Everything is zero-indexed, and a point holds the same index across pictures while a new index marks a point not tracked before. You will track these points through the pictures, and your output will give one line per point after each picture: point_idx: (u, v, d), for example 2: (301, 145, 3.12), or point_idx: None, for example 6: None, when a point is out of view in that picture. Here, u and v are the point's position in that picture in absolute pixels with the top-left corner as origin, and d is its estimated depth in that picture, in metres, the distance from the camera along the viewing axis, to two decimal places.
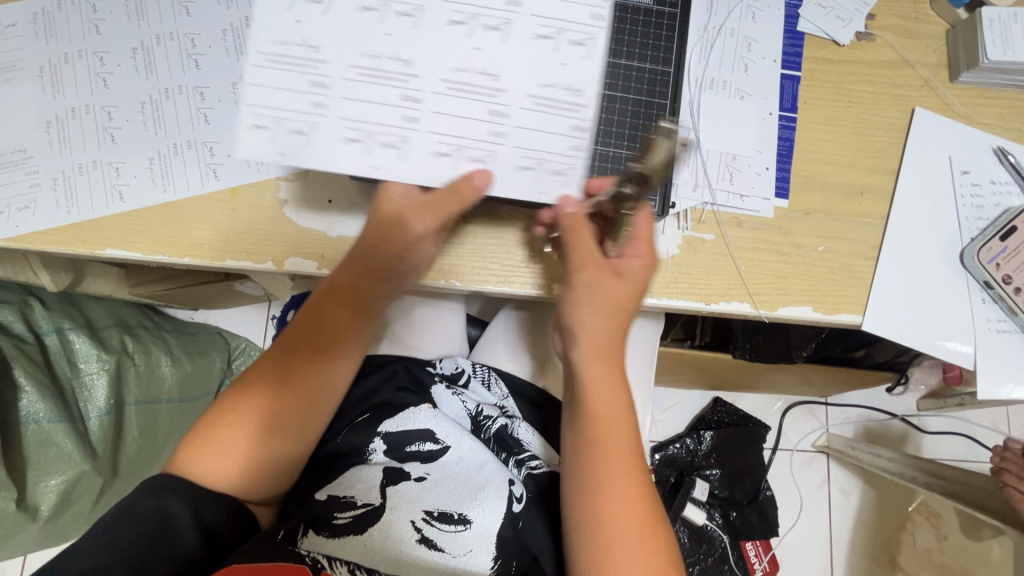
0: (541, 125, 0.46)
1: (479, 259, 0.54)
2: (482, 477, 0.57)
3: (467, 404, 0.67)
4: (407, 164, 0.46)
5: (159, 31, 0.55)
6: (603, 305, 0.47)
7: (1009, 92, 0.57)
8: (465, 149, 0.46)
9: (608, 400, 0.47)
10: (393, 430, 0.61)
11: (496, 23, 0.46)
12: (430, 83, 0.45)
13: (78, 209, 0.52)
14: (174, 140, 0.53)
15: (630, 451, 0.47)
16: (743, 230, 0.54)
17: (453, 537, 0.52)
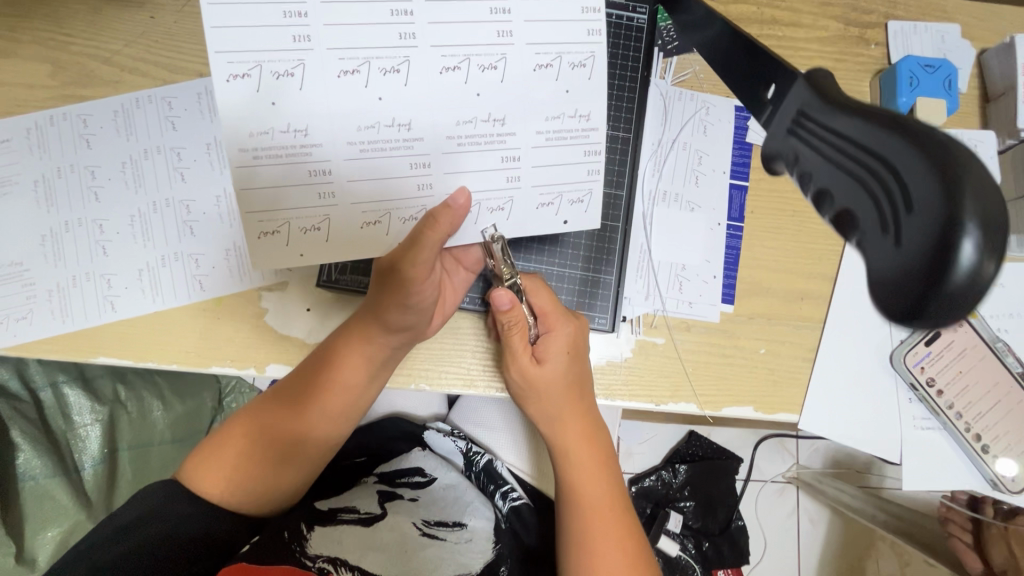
0: (551, 156, 0.50)
1: (442, 366, 0.59)
2: (463, 493, 0.76)
3: (458, 444, 0.85)
4: None
5: (147, 146, 0.59)
6: (558, 390, 0.54)
7: None
8: (484, 202, 0.50)
9: (579, 475, 0.55)
10: (386, 470, 0.78)
11: (491, 60, 0.46)
12: (436, 144, 0.47)
13: (72, 319, 0.55)
14: (162, 252, 0.57)
15: (612, 509, 0.53)
16: (691, 334, 0.58)
17: (451, 531, 0.67)
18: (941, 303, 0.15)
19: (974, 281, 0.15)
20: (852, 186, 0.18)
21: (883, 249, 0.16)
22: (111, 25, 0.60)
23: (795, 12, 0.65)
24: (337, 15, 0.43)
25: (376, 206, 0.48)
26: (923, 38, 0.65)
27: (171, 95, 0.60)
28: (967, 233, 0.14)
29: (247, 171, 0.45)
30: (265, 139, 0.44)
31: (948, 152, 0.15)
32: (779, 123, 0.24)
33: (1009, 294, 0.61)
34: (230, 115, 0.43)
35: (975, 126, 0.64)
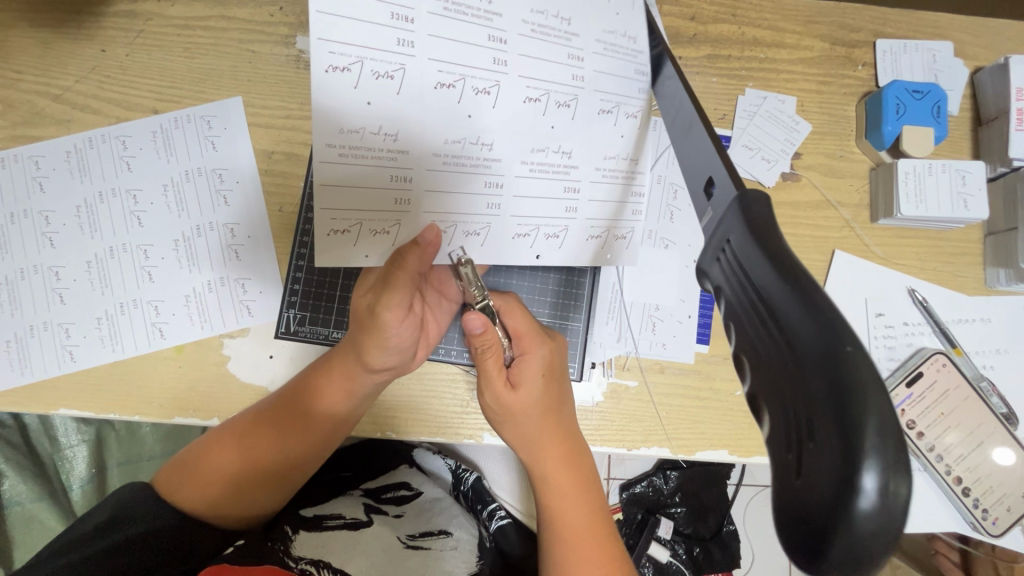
0: (606, 193, 0.50)
1: (413, 412, 0.57)
2: (448, 508, 0.74)
3: (449, 460, 0.86)
4: (491, 251, 0.49)
5: (101, 189, 0.57)
6: (538, 412, 0.51)
7: (928, 231, 0.59)
8: (542, 229, 0.50)
9: (558, 496, 0.52)
10: (371, 485, 0.75)
11: (566, 98, 0.46)
12: (512, 167, 0.47)
13: (31, 370, 0.54)
14: (120, 299, 0.56)
15: (591, 531, 0.51)
16: (665, 376, 0.57)
17: (438, 541, 0.65)
18: (842, 548, 0.15)
19: (881, 528, 0.15)
20: (778, 383, 0.17)
21: (788, 476, 0.17)
22: (62, 60, 0.58)
23: (778, 31, 0.62)
24: (441, 26, 0.41)
25: (444, 216, 0.47)
26: (914, 58, 0.61)
27: (124, 134, 0.57)
28: (868, 481, 0.15)
29: (330, 168, 0.42)
30: (354, 138, 0.41)
31: (851, 383, 0.15)
32: (710, 243, 0.23)
33: (997, 329, 0.59)
34: (325, 108, 0.40)
35: (966, 151, 0.61)
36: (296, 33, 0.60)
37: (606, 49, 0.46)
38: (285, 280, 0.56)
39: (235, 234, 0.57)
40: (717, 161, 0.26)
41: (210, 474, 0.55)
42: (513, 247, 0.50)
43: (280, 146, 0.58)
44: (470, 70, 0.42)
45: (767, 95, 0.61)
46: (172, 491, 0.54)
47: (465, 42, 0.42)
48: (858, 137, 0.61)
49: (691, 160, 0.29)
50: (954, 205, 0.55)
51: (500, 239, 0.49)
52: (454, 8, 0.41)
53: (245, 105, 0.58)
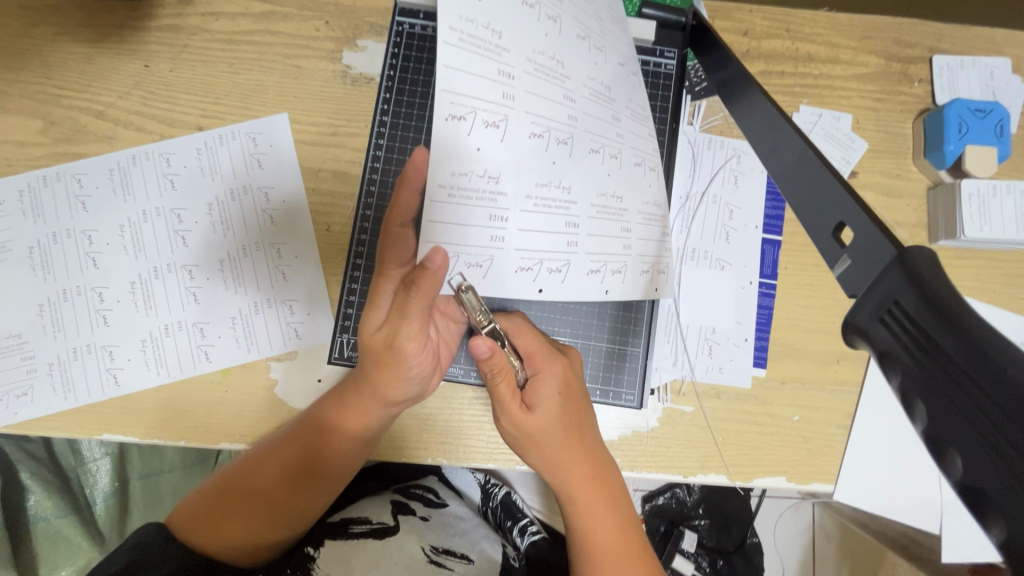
0: (651, 231, 0.52)
1: (463, 437, 0.55)
2: (474, 530, 0.72)
3: (478, 475, 0.85)
4: (569, 287, 0.50)
5: (145, 208, 0.55)
6: (557, 431, 0.49)
7: (988, 252, 0.58)
8: (610, 264, 0.51)
9: (588, 512, 0.50)
10: (400, 486, 0.75)
11: (615, 149, 0.50)
12: (585, 208, 0.49)
13: (75, 394, 0.53)
14: (165, 321, 0.54)
15: (626, 549, 0.49)
16: (721, 401, 0.55)
17: (457, 562, 0.63)
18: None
19: None
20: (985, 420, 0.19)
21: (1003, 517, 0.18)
22: (104, 75, 0.57)
23: (833, 47, 0.61)
24: (532, 84, 0.45)
25: (531, 255, 0.48)
26: (972, 75, 0.60)
27: (169, 151, 0.56)
28: None
29: (434, 206, 0.44)
30: (463, 180, 0.44)
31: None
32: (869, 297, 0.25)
33: None
34: (442, 153, 0.42)
35: None
36: (342, 47, 0.58)
37: (636, 113, 0.52)
38: (338, 303, 0.55)
39: (282, 254, 0.56)
40: (857, 213, 0.25)
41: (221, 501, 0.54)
42: (506, 282, 0.48)
43: (326, 164, 0.57)
44: (550, 125, 0.46)
45: (822, 113, 0.60)
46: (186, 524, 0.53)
47: (540, 97, 0.46)
48: (915, 156, 0.59)
49: (810, 203, 0.28)
50: (1018, 226, 0.54)
51: (502, 272, 0.48)
52: (539, 69, 0.46)
53: (290, 122, 0.57)
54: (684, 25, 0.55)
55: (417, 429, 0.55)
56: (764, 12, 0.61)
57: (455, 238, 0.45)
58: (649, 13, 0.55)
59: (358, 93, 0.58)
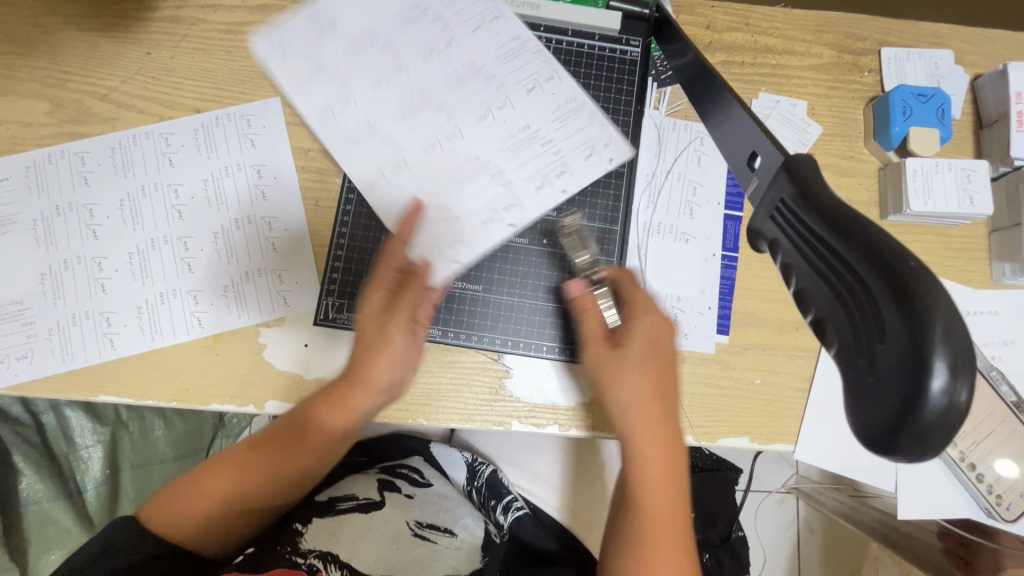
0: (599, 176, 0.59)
1: (443, 401, 0.57)
2: (457, 508, 0.73)
3: (464, 453, 0.80)
4: (524, 217, 0.58)
5: (144, 183, 0.59)
6: (639, 374, 0.51)
7: (935, 228, 0.62)
8: (562, 201, 0.59)
9: (644, 462, 0.51)
10: (386, 465, 0.76)
11: (558, 110, 0.60)
12: (530, 153, 0.59)
13: (73, 357, 0.56)
14: (161, 289, 0.58)
15: (670, 506, 0.50)
16: (687, 365, 0.59)
17: (442, 537, 0.67)
18: (912, 436, 0.19)
19: (947, 408, 0.18)
20: (834, 305, 0.21)
21: (861, 371, 0.20)
22: (108, 61, 0.61)
23: (789, 40, 0.66)
24: (485, 80, 0.61)
25: (487, 191, 0.58)
26: (917, 65, 0.65)
27: (168, 132, 0.60)
28: (937, 381, 0.18)
29: (408, 162, 0.59)
30: (431, 144, 0.59)
31: (927, 298, 0.18)
32: (764, 204, 0.26)
33: (1004, 321, 0.61)
34: (413, 129, 0.59)
35: (969, 153, 0.64)
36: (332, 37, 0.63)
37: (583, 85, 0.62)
38: (324, 270, 0.59)
39: (273, 228, 0.59)
40: (762, 140, 0.29)
41: (198, 500, 0.55)
42: (441, 244, 0.57)
43: (317, 144, 0.61)
44: (466, 125, 0.60)
45: (779, 99, 0.64)
46: (158, 522, 0.54)
47: (458, 106, 0.60)
48: (866, 139, 0.64)
49: (736, 141, 0.32)
50: (959, 201, 0.58)
51: (468, 208, 0.58)
52: (491, 70, 0.61)
53: (283, 106, 0.61)
54: (646, 17, 0.62)
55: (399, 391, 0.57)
56: (725, 8, 0.65)
57: (426, 181, 0.58)
58: (615, 6, 0.63)
59: None
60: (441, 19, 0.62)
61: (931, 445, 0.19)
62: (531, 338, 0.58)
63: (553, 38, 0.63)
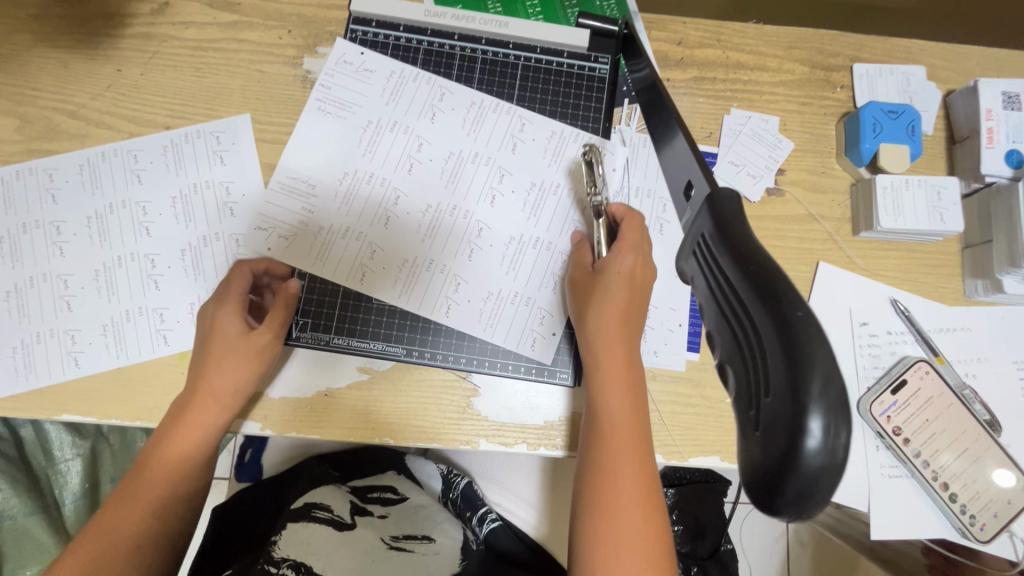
0: (556, 206, 0.61)
1: (410, 418, 0.56)
2: (434, 516, 0.75)
3: (440, 466, 0.82)
4: (490, 256, 0.60)
5: (112, 200, 0.59)
6: (611, 305, 0.51)
7: (907, 244, 0.62)
8: (527, 238, 0.60)
9: (607, 385, 0.50)
10: (359, 485, 0.76)
11: (509, 145, 0.62)
12: (490, 191, 0.61)
13: (37, 375, 0.55)
14: (126, 306, 0.57)
15: (632, 432, 0.49)
16: (657, 383, 0.58)
17: (421, 546, 0.67)
18: (795, 487, 0.20)
19: (825, 463, 0.19)
20: (734, 352, 0.23)
21: (749, 426, 0.22)
22: (79, 78, 0.61)
23: (760, 56, 0.66)
24: (426, 126, 0.61)
25: (449, 235, 0.60)
26: (889, 81, 0.65)
27: (137, 148, 0.60)
28: (814, 429, 0.19)
29: (359, 215, 0.59)
30: (383, 198, 0.60)
31: (809, 344, 0.20)
32: (688, 240, 0.29)
33: (978, 337, 0.61)
34: (358, 180, 0.60)
35: (941, 168, 0.64)
36: (303, 54, 0.63)
37: (526, 117, 0.62)
38: None
39: (240, 244, 0.59)
40: (697, 170, 0.31)
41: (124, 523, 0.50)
42: (469, 317, 0.59)
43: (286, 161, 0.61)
44: (442, 202, 0.60)
45: (751, 115, 0.64)
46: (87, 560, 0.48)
47: (425, 188, 0.60)
48: (839, 155, 0.64)
49: (681, 169, 0.32)
50: (930, 218, 0.58)
51: (439, 254, 0.59)
52: (433, 113, 0.61)
53: (253, 123, 0.61)
54: (615, 34, 0.62)
55: (366, 410, 0.56)
56: (697, 25, 0.66)
57: (384, 236, 0.59)
58: (585, 23, 0.64)
59: None
60: (364, 109, 0.61)
61: (805, 509, 0.21)
62: (497, 356, 0.58)
63: (522, 55, 0.64)
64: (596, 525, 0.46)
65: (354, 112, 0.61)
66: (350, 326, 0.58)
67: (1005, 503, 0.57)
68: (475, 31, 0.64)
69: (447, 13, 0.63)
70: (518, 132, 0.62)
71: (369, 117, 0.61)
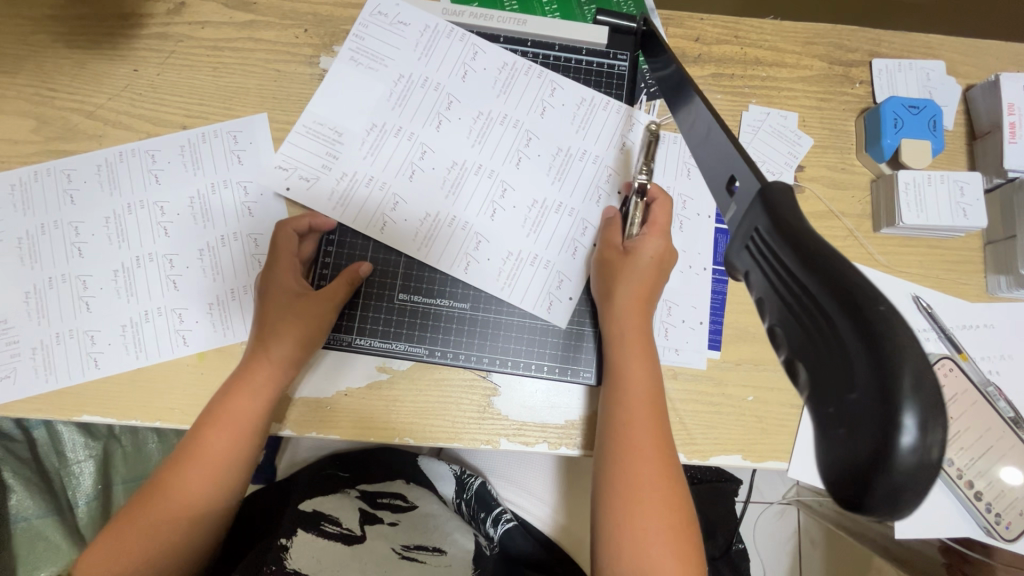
0: (581, 173, 0.61)
1: (428, 417, 0.56)
2: (445, 521, 0.74)
3: (454, 466, 0.80)
4: (510, 217, 0.60)
5: (130, 200, 0.59)
6: (637, 284, 0.53)
7: (928, 240, 0.61)
8: (549, 203, 0.60)
9: (626, 357, 0.51)
10: (370, 489, 0.76)
11: (538, 109, 0.62)
12: (514, 154, 0.61)
13: (56, 377, 0.55)
14: (145, 307, 0.57)
15: (650, 404, 0.49)
16: (677, 381, 0.58)
17: (432, 556, 0.67)
18: (887, 490, 0.18)
19: (919, 465, 0.17)
20: (812, 346, 0.20)
21: (831, 426, 0.19)
22: (95, 78, 0.61)
23: (779, 51, 0.65)
24: (458, 84, 0.61)
25: (470, 196, 0.60)
26: (909, 76, 0.64)
27: (154, 148, 0.60)
28: (908, 421, 0.17)
29: (382, 168, 0.59)
30: (408, 149, 0.60)
31: (895, 343, 0.18)
32: (738, 235, 0.27)
33: (1001, 334, 0.60)
34: (385, 132, 0.60)
35: (961, 164, 0.63)
36: (320, 52, 0.63)
37: (557, 82, 0.62)
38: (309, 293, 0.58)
39: (259, 243, 0.59)
40: (741, 166, 0.29)
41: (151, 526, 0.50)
42: (487, 276, 0.59)
43: None
44: (467, 158, 0.60)
45: (770, 111, 0.64)
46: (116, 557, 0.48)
47: (451, 145, 0.60)
48: (858, 151, 0.63)
49: (721, 164, 0.32)
50: (952, 214, 0.58)
51: (457, 210, 0.59)
52: (465, 71, 0.62)
53: (270, 122, 0.61)
54: (634, 31, 0.64)
55: (385, 409, 0.56)
56: (714, 21, 0.65)
57: (406, 189, 0.59)
58: (602, 21, 0.63)
59: None
60: (397, 61, 0.61)
61: (900, 510, 0.18)
62: (520, 356, 0.58)
63: (540, 54, 0.64)
64: (620, 499, 0.47)
65: (386, 65, 0.61)
66: (372, 327, 0.58)
67: None
68: (493, 31, 0.63)
69: (465, 11, 0.63)
70: (548, 96, 0.62)
71: (401, 70, 0.61)
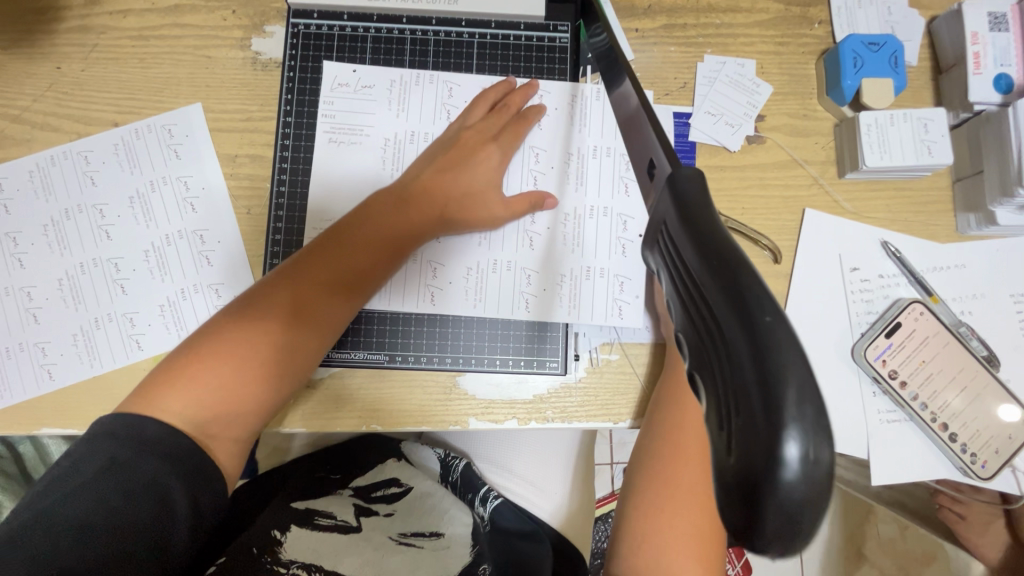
0: (601, 171, 0.58)
1: (394, 403, 0.55)
2: (435, 500, 0.71)
3: (438, 450, 0.80)
4: (554, 244, 0.57)
5: (68, 205, 0.57)
6: None
7: (895, 182, 0.60)
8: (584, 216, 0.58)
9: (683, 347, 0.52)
10: (361, 484, 0.72)
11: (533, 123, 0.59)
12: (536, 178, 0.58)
13: (11, 392, 0.54)
14: (95, 314, 0.56)
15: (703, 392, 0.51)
16: (647, 348, 0.56)
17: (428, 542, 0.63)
18: (779, 516, 0.15)
19: (807, 490, 0.15)
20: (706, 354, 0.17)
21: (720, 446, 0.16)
22: (17, 79, 0.58)
23: None
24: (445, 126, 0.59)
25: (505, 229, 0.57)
26: (870, 12, 0.61)
27: (86, 149, 0.57)
28: (791, 449, 0.15)
29: None
30: None
31: (780, 362, 0.15)
32: (652, 223, 0.23)
33: (973, 274, 0.59)
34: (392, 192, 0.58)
35: (927, 100, 0.61)
36: (251, 35, 0.60)
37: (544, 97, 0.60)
38: None
39: (206, 240, 0.57)
40: (657, 146, 0.27)
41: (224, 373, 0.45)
42: (552, 303, 0.56)
43: (244, 149, 0.58)
44: None
45: (726, 61, 0.61)
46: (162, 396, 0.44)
47: None
48: (820, 95, 0.61)
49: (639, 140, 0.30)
50: (917, 152, 0.56)
51: (498, 252, 0.57)
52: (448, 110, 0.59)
53: (205, 112, 0.58)
54: None
55: (350, 399, 0.55)
56: None
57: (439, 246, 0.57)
58: None
59: (269, 78, 0.59)
60: (376, 128, 0.58)
61: (793, 538, 0.16)
62: (485, 352, 0.56)
63: (477, 32, 0.61)
64: (650, 493, 0.48)
65: (368, 134, 0.58)
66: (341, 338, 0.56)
67: (1007, 439, 0.57)
68: (424, 12, 0.60)
69: None
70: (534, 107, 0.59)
71: (384, 134, 0.58)
